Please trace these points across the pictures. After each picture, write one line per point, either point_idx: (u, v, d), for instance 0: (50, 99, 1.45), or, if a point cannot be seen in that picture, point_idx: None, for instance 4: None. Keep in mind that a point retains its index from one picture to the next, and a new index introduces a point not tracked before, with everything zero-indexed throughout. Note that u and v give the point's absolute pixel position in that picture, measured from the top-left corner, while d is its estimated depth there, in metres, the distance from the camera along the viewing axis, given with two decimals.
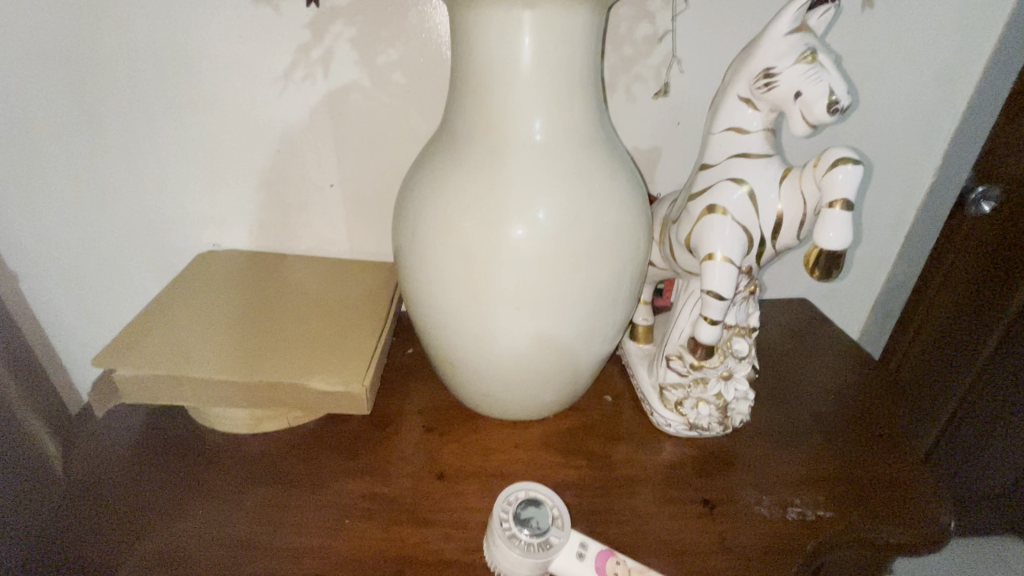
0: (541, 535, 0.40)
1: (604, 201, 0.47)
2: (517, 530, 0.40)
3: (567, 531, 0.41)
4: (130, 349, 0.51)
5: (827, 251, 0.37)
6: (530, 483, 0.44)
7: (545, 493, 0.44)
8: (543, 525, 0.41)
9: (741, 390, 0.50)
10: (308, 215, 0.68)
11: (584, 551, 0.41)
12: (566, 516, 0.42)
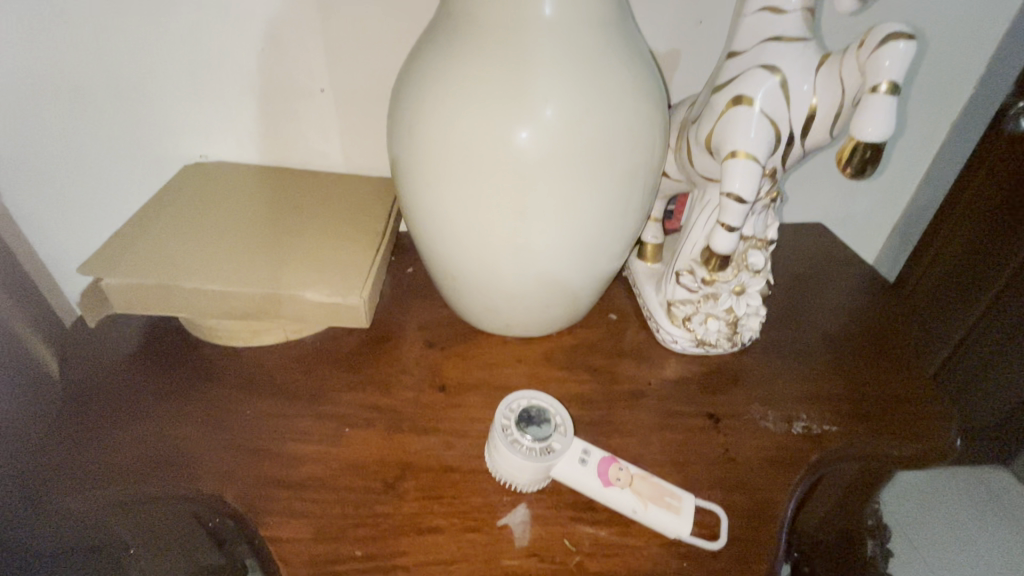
0: (542, 442, 0.40)
1: (617, 98, 0.43)
2: (518, 436, 0.40)
3: (570, 439, 0.41)
4: (118, 258, 0.50)
5: (863, 144, 0.34)
6: (532, 392, 0.43)
7: (549, 401, 0.43)
8: (545, 432, 0.40)
9: (752, 305, 0.48)
10: (299, 125, 0.64)
11: (586, 457, 0.40)
12: (570, 425, 0.41)
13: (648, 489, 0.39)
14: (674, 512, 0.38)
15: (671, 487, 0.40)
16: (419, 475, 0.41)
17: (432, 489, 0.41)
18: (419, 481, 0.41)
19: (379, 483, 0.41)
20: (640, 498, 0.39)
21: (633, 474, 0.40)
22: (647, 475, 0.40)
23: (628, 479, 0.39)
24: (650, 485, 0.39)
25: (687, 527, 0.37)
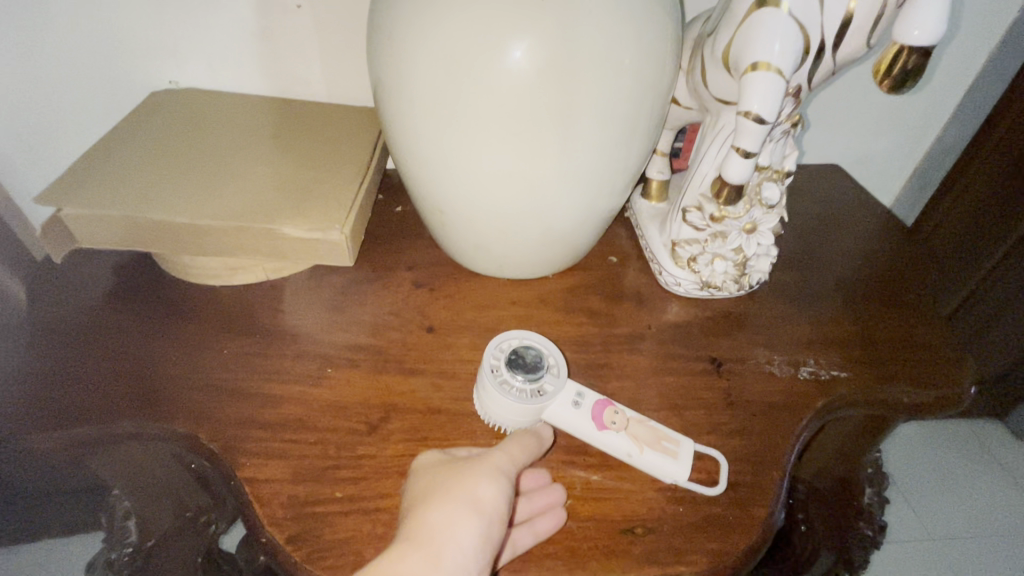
0: (534, 383, 0.37)
1: (624, 6, 0.38)
2: (509, 375, 0.37)
3: (565, 381, 0.38)
4: (79, 187, 0.46)
5: (907, 51, 0.30)
6: (525, 331, 0.40)
7: (543, 341, 0.40)
8: (538, 373, 0.38)
9: (763, 245, 0.45)
10: (275, 47, 0.58)
11: (580, 400, 0.38)
12: (564, 367, 0.39)
13: (644, 433, 0.37)
14: (671, 456, 0.36)
15: (668, 432, 0.38)
16: (405, 417, 0.40)
17: (418, 431, 0.39)
18: (405, 422, 0.39)
19: (364, 424, 0.39)
20: (637, 442, 0.37)
21: (629, 418, 0.38)
22: (644, 420, 0.38)
23: (624, 423, 0.37)
24: (647, 429, 0.37)
25: (685, 472, 0.36)
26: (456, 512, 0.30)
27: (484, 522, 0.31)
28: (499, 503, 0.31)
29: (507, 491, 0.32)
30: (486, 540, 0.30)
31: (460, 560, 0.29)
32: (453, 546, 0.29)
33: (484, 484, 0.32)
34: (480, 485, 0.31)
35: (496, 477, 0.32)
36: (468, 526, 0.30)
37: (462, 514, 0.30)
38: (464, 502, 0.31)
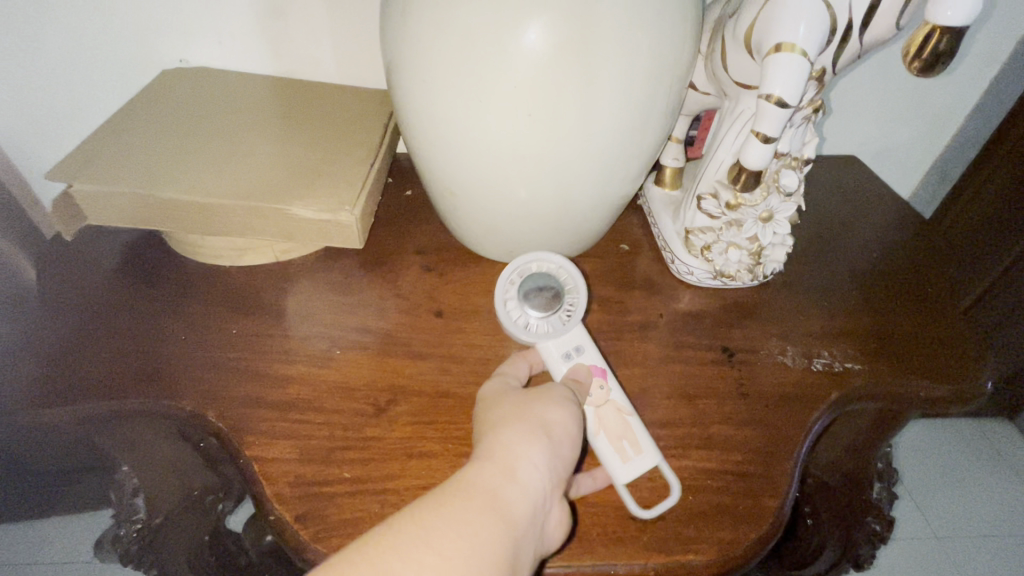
0: (536, 317, 0.39)
1: None
2: (520, 292, 0.39)
3: (571, 329, 0.39)
4: (90, 165, 0.46)
5: (939, 32, 0.28)
6: (550, 259, 0.40)
7: (573, 282, 0.40)
8: (547, 309, 0.39)
9: (779, 235, 0.44)
10: (285, 26, 0.57)
11: (573, 353, 0.38)
12: (577, 318, 0.39)
13: (613, 423, 0.36)
14: (621, 459, 0.35)
15: (639, 436, 0.36)
16: (412, 400, 0.39)
17: (426, 414, 0.39)
18: (413, 405, 0.39)
19: (371, 406, 0.39)
20: (599, 427, 0.36)
21: (610, 401, 0.37)
22: (624, 410, 0.37)
23: (600, 400, 0.37)
24: (620, 422, 0.36)
25: (624, 476, 0.34)
26: (526, 430, 0.30)
27: (554, 447, 0.30)
28: (568, 435, 0.31)
29: (574, 426, 0.32)
30: (557, 465, 0.30)
31: (535, 482, 0.28)
32: (526, 465, 0.29)
33: (553, 408, 0.32)
34: (550, 414, 0.31)
35: (563, 403, 0.32)
36: (540, 450, 0.30)
37: (533, 437, 0.30)
38: (533, 426, 0.30)
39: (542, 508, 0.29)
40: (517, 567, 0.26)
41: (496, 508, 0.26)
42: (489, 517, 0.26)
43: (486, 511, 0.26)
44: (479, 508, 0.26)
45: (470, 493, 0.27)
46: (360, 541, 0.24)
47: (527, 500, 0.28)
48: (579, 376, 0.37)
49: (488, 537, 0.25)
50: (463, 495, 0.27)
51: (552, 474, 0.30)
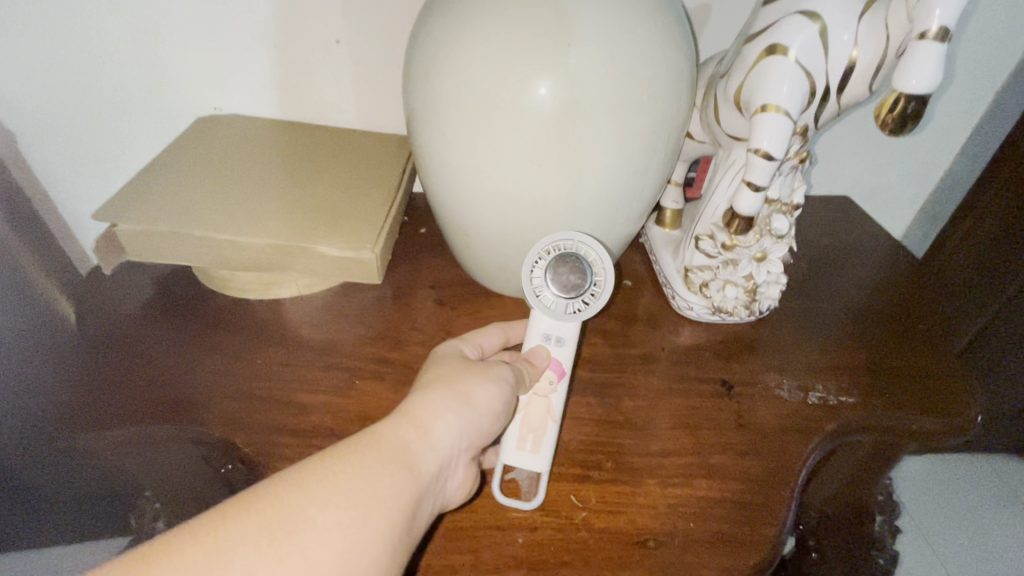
0: (548, 289, 0.42)
1: (645, 49, 0.40)
2: (553, 259, 0.42)
3: (567, 320, 0.42)
4: (133, 206, 0.50)
5: (906, 97, 0.32)
6: (590, 256, 0.41)
7: (597, 290, 0.41)
8: (561, 291, 0.42)
9: (773, 273, 0.47)
10: (313, 78, 0.62)
11: (552, 340, 0.42)
12: (577, 319, 0.41)
13: (536, 417, 0.39)
14: (518, 445, 0.38)
15: (546, 440, 0.39)
16: None
17: None
18: None
19: None
20: (522, 413, 0.39)
21: (546, 397, 0.40)
22: (552, 411, 0.40)
23: (545, 392, 0.40)
24: (541, 420, 0.39)
25: (506, 455, 0.38)
26: (448, 397, 0.34)
27: (470, 416, 0.34)
28: (487, 405, 0.35)
29: (495, 398, 0.36)
30: (469, 431, 0.34)
31: (444, 443, 0.32)
32: (439, 428, 0.32)
33: (480, 382, 0.35)
34: (473, 385, 0.35)
35: (491, 378, 0.36)
36: (454, 415, 0.33)
37: (451, 403, 0.33)
38: (453, 394, 0.34)
39: (447, 466, 0.32)
40: (416, 514, 0.30)
41: (404, 460, 0.30)
42: (394, 467, 0.30)
43: (393, 461, 0.30)
44: (388, 457, 0.30)
45: (382, 444, 0.30)
46: (275, 473, 0.28)
47: (433, 456, 0.31)
48: (532, 359, 0.41)
49: (389, 484, 0.29)
50: (376, 446, 0.30)
51: (463, 438, 0.34)
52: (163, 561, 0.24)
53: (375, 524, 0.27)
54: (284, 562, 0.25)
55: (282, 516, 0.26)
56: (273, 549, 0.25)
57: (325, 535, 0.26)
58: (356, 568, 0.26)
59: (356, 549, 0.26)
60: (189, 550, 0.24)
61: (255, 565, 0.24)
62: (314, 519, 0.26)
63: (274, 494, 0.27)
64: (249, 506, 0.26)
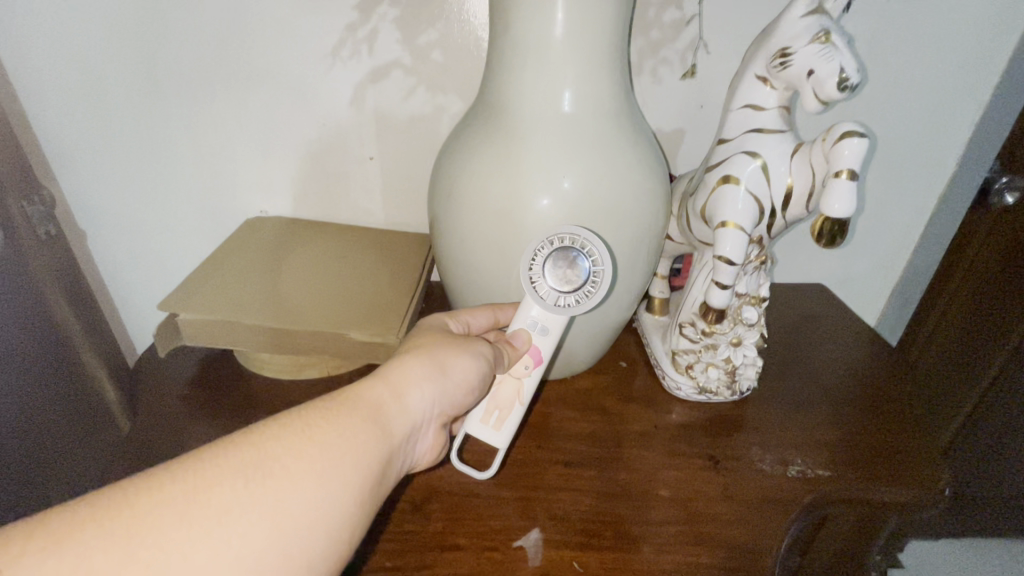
0: (546, 280, 0.46)
1: (628, 172, 0.48)
2: (557, 251, 0.45)
3: (555, 311, 0.47)
4: (192, 298, 0.57)
5: (832, 219, 0.40)
6: (589, 255, 0.45)
7: (590, 294, 0.45)
8: (557, 284, 0.46)
9: (749, 356, 0.53)
10: (348, 187, 0.73)
11: (542, 328, 0.48)
12: (566, 312, 0.46)
13: (505, 397, 0.47)
14: (484, 416, 0.47)
15: (507, 418, 0.47)
16: (444, 499, 0.46)
17: (455, 510, 0.45)
18: (444, 504, 0.46)
19: (408, 504, 0.45)
20: (494, 391, 0.47)
21: (518, 379, 0.48)
22: (519, 393, 0.48)
23: (519, 377, 0.48)
24: (508, 400, 0.48)
25: (471, 425, 0.47)
26: (421, 367, 0.39)
27: (443, 385, 0.40)
28: (455, 377, 0.41)
29: (463, 370, 0.41)
30: (438, 398, 0.39)
31: (414, 405, 0.37)
32: (413, 394, 0.38)
33: (456, 356, 0.41)
34: (446, 357, 0.41)
35: (466, 354, 0.42)
36: (426, 382, 0.39)
37: (423, 373, 0.39)
38: (427, 363, 0.39)
39: (416, 426, 0.37)
40: (387, 465, 0.34)
41: (378, 418, 0.35)
42: (370, 423, 0.34)
43: (368, 419, 0.34)
44: (362, 416, 0.34)
45: (358, 405, 0.35)
46: (250, 426, 0.31)
47: (402, 416, 0.36)
48: (514, 340, 0.47)
49: (363, 437, 0.33)
50: (354, 404, 0.34)
51: (433, 404, 0.39)
52: (143, 497, 0.27)
53: (348, 472, 0.31)
54: (262, 499, 0.28)
55: (259, 464, 0.29)
56: (250, 490, 0.28)
57: (300, 480, 0.29)
58: (331, 508, 0.30)
59: (327, 493, 0.30)
60: (169, 487, 0.27)
61: (232, 502, 0.28)
62: (287, 467, 0.30)
63: (250, 444, 0.30)
64: (228, 454, 0.29)
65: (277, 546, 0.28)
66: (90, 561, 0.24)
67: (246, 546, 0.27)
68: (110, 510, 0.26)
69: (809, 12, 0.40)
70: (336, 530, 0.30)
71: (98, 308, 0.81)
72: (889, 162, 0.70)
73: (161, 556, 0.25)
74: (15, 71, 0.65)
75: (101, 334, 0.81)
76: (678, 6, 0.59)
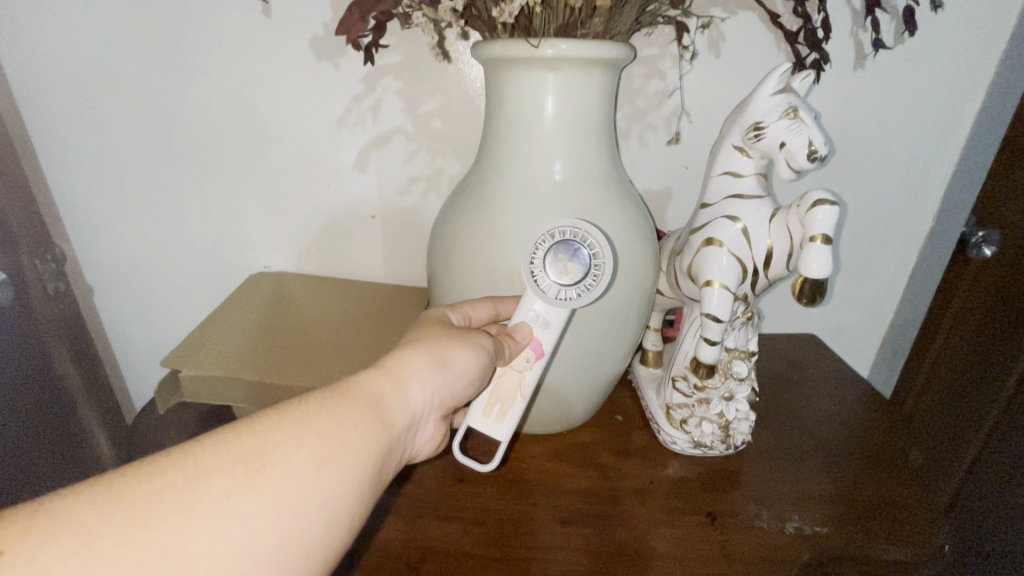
0: (547, 274, 0.46)
1: (617, 235, 0.49)
2: (558, 244, 0.46)
3: (557, 305, 0.46)
4: (194, 354, 0.59)
5: (810, 279, 0.42)
6: (590, 245, 0.45)
7: (591, 288, 0.46)
8: (558, 277, 0.46)
9: (741, 410, 0.55)
10: (350, 243, 0.75)
11: (542, 322, 0.47)
12: (568, 305, 0.46)
13: (507, 391, 0.48)
14: (484, 409, 0.48)
15: (510, 412, 0.49)
16: (440, 559, 0.45)
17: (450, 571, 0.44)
18: (439, 564, 0.45)
19: (403, 565, 0.45)
20: (496, 384, 0.48)
21: (520, 372, 0.48)
22: (521, 387, 0.48)
23: (520, 371, 0.48)
24: (510, 394, 0.48)
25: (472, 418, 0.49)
26: (422, 359, 0.40)
27: (443, 377, 0.41)
28: (456, 369, 0.42)
29: (466, 362, 0.43)
30: (438, 390, 0.40)
31: (414, 397, 0.38)
32: (413, 385, 0.38)
33: (457, 348, 0.42)
34: (449, 350, 0.42)
35: (466, 347, 0.43)
36: (426, 373, 0.40)
37: (424, 365, 0.40)
38: (429, 354, 0.40)
39: (416, 418, 0.38)
40: (388, 455, 0.35)
41: (378, 408, 0.35)
42: (370, 413, 0.35)
43: (368, 408, 0.35)
44: (362, 405, 0.35)
45: (359, 395, 0.35)
46: (251, 415, 0.32)
47: (402, 408, 0.37)
48: (514, 334, 0.47)
49: (363, 427, 0.34)
50: (355, 395, 0.35)
51: (433, 396, 0.40)
52: (143, 485, 0.27)
53: (347, 462, 0.32)
54: (262, 487, 0.29)
55: (260, 452, 0.30)
56: (250, 478, 0.29)
57: (300, 468, 0.30)
58: (331, 497, 0.31)
59: (326, 481, 0.31)
60: (170, 474, 0.28)
61: (231, 490, 0.28)
62: (287, 455, 0.30)
63: (251, 433, 0.31)
64: (228, 443, 0.30)
65: (277, 531, 0.28)
66: (91, 544, 0.25)
67: (246, 532, 0.27)
68: (109, 497, 0.26)
69: (778, 90, 0.44)
70: (335, 517, 0.31)
71: (100, 358, 0.82)
72: (867, 217, 0.74)
73: (162, 541, 0.26)
74: (39, 136, 0.69)
75: (98, 378, 0.81)
76: (661, 78, 0.63)
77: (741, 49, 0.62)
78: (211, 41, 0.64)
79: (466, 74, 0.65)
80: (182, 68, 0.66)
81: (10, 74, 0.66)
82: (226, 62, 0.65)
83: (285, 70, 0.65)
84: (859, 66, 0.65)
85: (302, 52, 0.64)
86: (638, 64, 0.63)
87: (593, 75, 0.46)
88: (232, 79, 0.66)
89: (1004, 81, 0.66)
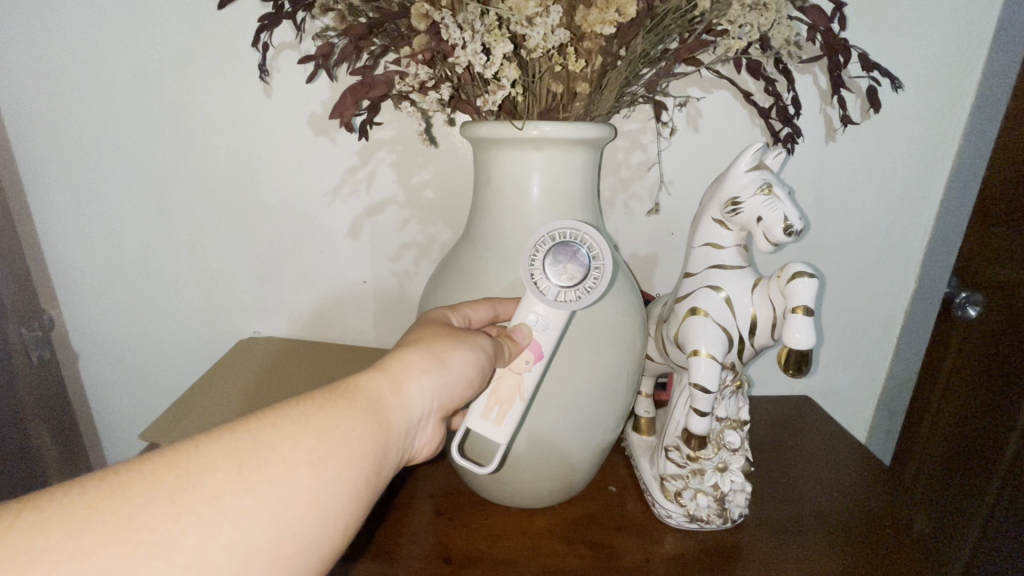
0: (547, 277, 0.45)
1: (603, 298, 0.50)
2: (557, 247, 0.45)
3: (556, 307, 0.45)
4: (175, 427, 0.58)
5: (796, 350, 0.42)
6: (588, 241, 0.45)
7: (590, 290, 0.45)
8: (557, 278, 0.45)
9: (737, 482, 0.53)
10: (341, 308, 0.76)
11: (541, 327, 0.46)
12: (569, 308, 0.45)
13: (506, 392, 0.46)
14: (482, 412, 0.46)
15: (508, 413, 0.46)
16: None
17: None
18: None
19: None
20: (495, 386, 0.46)
21: (518, 374, 0.46)
22: (520, 389, 0.46)
23: (519, 370, 0.46)
24: (509, 395, 0.46)
25: (468, 422, 0.47)
26: (423, 361, 0.39)
27: (443, 379, 0.40)
28: (457, 372, 0.41)
29: (465, 367, 0.41)
30: (438, 392, 0.40)
31: (413, 401, 0.38)
32: (412, 387, 0.38)
33: (456, 350, 0.41)
34: (451, 354, 0.41)
35: (467, 348, 0.42)
36: (427, 377, 0.39)
37: (425, 367, 0.39)
38: (430, 355, 0.40)
39: (413, 421, 0.38)
40: (385, 460, 0.35)
41: (377, 411, 0.35)
42: (367, 415, 0.34)
43: (367, 411, 0.34)
44: (361, 407, 0.34)
45: (358, 396, 0.35)
46: (247, 415, 0.32)
47: (399, 411, 0.36)
48: (514, 336, 0.45)
49: (361, 429, 0.33)
50: (353, 396, 0.35)
51: (433, 398, 0.39)
52: (134, 482, 0.27)
53: (341, 464, 0.31)
54: (254, 487, 0.28)
55: (256, 449, 0.30)
56: (245, 476, 0.28)
57: (294, 469, 0.30)
58: (324, 499, 0.30)
59: (322, 481, 0.30)
60: (163, 472, 0.27)
61: (225, 487, 0.28)
62: (283, 455, 0.30)
63: (247, 431, 0.30)
64: (222, 442, 0.30)
65: (270, 529, 0.28)
66: (77, 538, 0.24)
67: (238, 530, 0.27)
68: (99, 494, 0.26)
69: (753, 167, 0.46)
70: (329, 517, 0.30)
71: (75, 420, 0.81)
72: (851, 282, 0.75)
73: (152, 537, 0.25)
74: (38, 206, 0.71)
75: (68, 432, 0.79)
76: (643, 151, 0.66)
77: (717, 124, 0.65)
78: (213, 117, 0.67)
79: (458, 146, 0.67)
80: (184, 142, 0.69)
81: (16, 147, 0.69)
82: (226, 137, 0.68)
83: (283, 144, 0.68)
84: (829, 139, 0.68)
85: (301, 127, 0.67)
86: (621, 137, 0.66)
87: (575, 152, 0.48)
88: (232, 152, 0.69)
89: (967, 155, 0.69)
